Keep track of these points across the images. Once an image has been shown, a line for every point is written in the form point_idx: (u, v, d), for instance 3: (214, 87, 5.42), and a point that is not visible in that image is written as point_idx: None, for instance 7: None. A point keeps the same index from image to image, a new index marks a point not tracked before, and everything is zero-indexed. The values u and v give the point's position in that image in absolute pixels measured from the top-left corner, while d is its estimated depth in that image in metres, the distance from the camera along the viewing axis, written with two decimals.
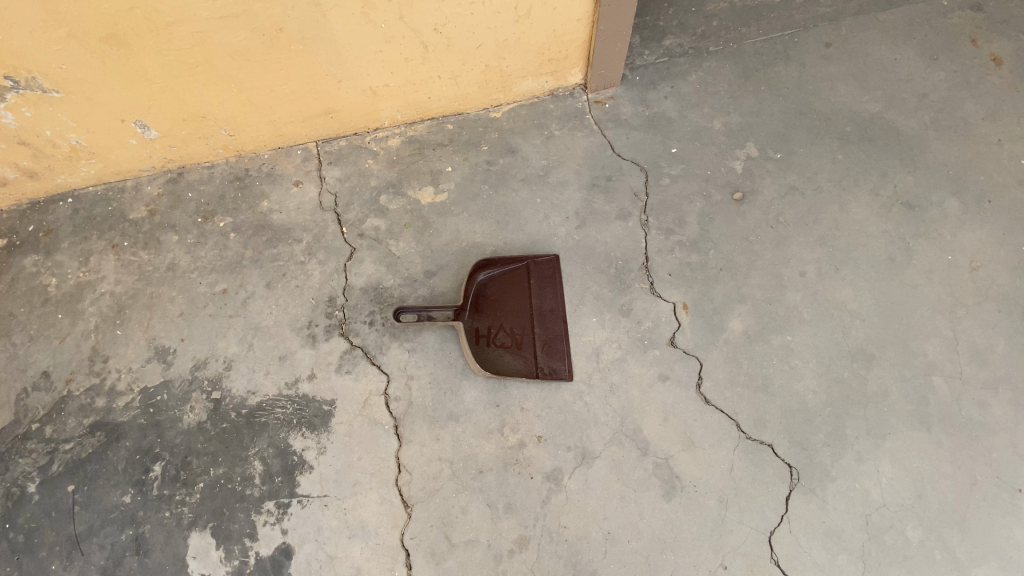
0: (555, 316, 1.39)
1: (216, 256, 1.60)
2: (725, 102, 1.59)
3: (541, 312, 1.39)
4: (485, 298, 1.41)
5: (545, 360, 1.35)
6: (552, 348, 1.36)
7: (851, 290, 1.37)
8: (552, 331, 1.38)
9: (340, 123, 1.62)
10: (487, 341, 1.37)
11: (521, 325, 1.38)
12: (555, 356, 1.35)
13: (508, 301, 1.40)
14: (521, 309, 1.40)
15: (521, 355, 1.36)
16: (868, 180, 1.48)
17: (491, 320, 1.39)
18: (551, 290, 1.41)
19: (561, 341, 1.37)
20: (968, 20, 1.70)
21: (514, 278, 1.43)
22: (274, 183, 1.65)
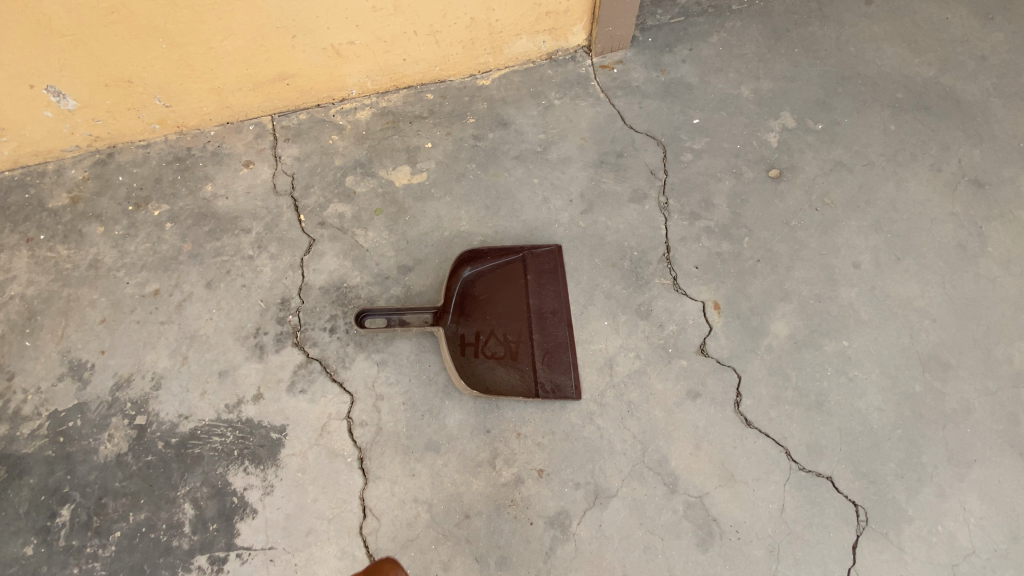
0: (558, 319, 1.13)
1: (148, 251, 1.32)
2: (754, 66, 1.35)
3: (541, 314, 1.13)
4: (473, 298, 1.15)
5: (546, 373, 1.09)
6: (554, 358, 1.10)
7: (917, 285, 1.13)
8: (555, 338, 1.12)
9: (298, 92, 1.36)
10: (475, 351, 1.11)
11: (517, 331, 1.12)
12: (559, 369, 1.10)
13: (500, 301, 1.14)
14: (516, 311, 1.14)
15: (517, 367, 1.10)
16: (927, 155, 1.24)
17: (480, 325, 1.13)
18: (553, 287, 1.16)
19: (566, 349, 1.11)
20: None
21: (508, 273, 1.17)
22: (220, 164, 1.38)
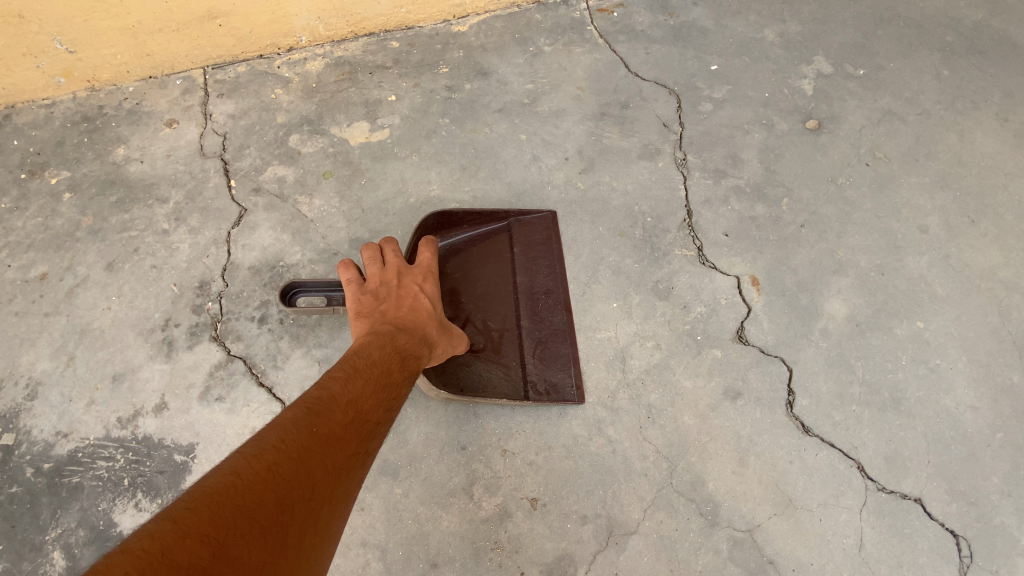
0: (553, 301, 0.88)
1: (38, 227, 1.05)
2: (777, 8, 1.15)
3: (531, 295, 0.88)
4: (443, 275, 0.90)
5: (540, 370, 0.84)
6: (548, 352, 0.85)
7: (1000, 252, 0.90)
8: (551, 324, 0.87)
9: (235, 37, 1.13)
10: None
11: (500, 316, 0.87)
12: (555, 364, 0.85)
13: (479, 279, 0.89)
14: (500, 290, 0.89)
15: (500, 363, 0.84)
16: (990, 103, 1.04)
17: (452, 309, 0.87)
18: (546, 261, 0.91)
19: (564, 339, 0.86)
20: None
21: (489, 245, 0.92)
22: (138, 124, 1.13)
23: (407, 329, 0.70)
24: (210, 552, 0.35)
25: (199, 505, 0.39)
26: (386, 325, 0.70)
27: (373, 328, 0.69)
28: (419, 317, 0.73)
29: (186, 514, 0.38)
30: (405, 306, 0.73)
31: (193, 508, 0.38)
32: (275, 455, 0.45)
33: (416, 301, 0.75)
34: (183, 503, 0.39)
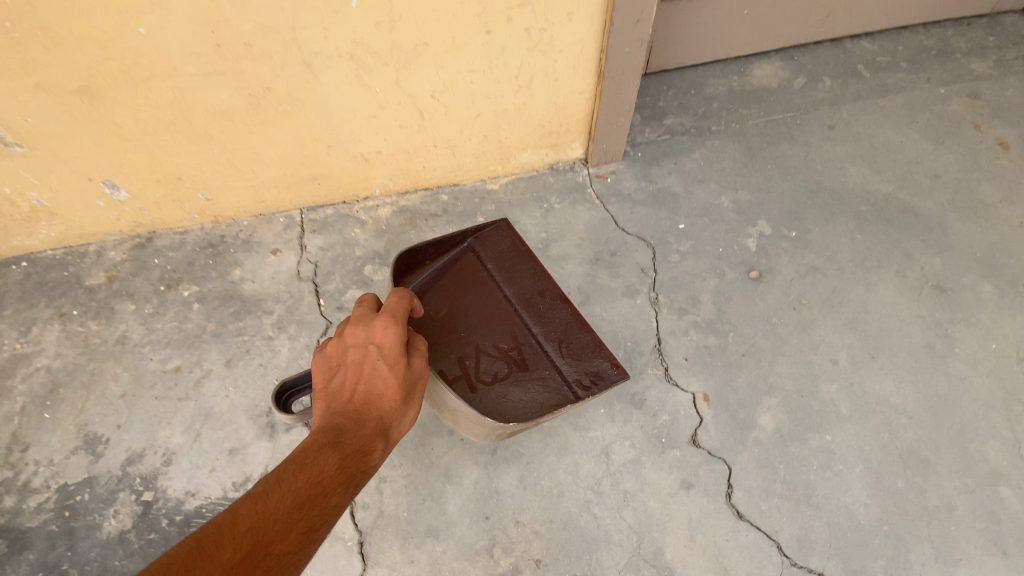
0: (547, 301, 1.27)
1: (174, 329, 1.43)
2: (732, 180, 1.53)
3: (528, 301, 1.28)
4: (434, 321, 1.22)
5: (563, 359, 1.22)
6: (571, 346, 1.23)
7: (892, 382, 1.21)
8: (556, 318, 1.25)
9: (328, 190, 1.52)
10: (481, 376, 1.18)
11: (508, 336, 1.24)
12: (581, 357, 1.22)
13: (475, 313, 1.25)
14: (502, 316, 1.26)
15: (534, 370, 1.22)
16: (893, 262, 1.37)
17: (471, 346, 1.21)
18: (519, 268, 1.29)
19: (574, 328, 1.24)
20: (967, 107, 1.68)
21: (470, 278, 1.29)
22: (250, 252, 1.52)
23: (355, 422, 0.78)
24: None
25: None
26: (338, 416, 0.79)
27: (325, 422, 0.78)
28: (372, 398, 0.81)
29: None
30: (359, 388, 0.82)
31: None
32: None
33: (371, 380, 0.82)
34: None
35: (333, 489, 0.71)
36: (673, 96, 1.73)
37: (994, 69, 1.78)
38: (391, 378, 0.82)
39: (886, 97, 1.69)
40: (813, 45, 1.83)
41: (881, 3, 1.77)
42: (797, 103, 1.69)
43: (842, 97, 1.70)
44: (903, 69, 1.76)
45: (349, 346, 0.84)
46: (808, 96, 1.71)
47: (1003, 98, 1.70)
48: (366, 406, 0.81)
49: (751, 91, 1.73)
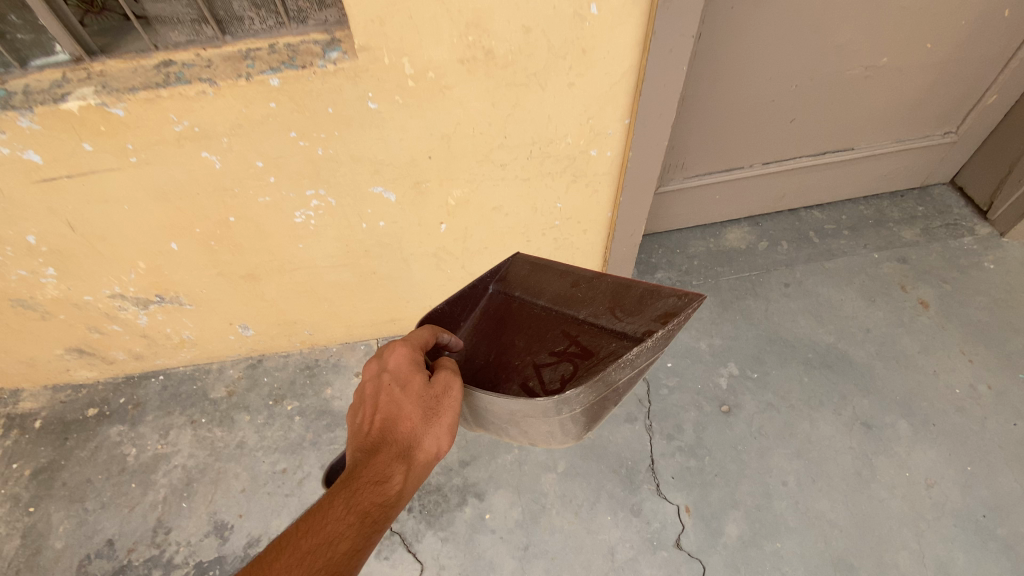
0: (575, 288, 1.30)
1: (280, 437, 1.88)
2: (708, 327, 2.01)
3: (572, 290, 1.30)
4: (483, 367, 1.25)
5: (620, 322, 1.22)
6: (639, 304, 1.18)
7: (827, 500, 1.60)
8: (596, 294, 1.26)
9: (400, 327, 2.03)
10: (550, 382, 1.17)
11: (561, 339, 1.26)
12: (644, 310, 1.18)
13: (521, 339, 1.30)
14: (546, 323, 1.31)
15: (600, 350, 1.20)
16: (831, 401, 1.79)
17: (532, 367, 1.23)
18: (543, 277, 1.35)
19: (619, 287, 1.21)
20: (896, 269, 2.13)
21: (507, 315, 1.35)
22: (339, 374, 2.01)
23: (370, 454, 0.92)
24: None
25: None
26: (359, 450, 0.93)
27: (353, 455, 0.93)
28: (387, 428, 0.94)
29: None
30: (377, 422, 0.96)
31: None
32: None
33: (387, 408, 0.96)
34: None
35: (346, 522, 0.86)
36: (662, 253, 2.26)
37: (920, 236, 2.23)
38: (399, 405, 0.95)
39: (830, 260, 2.18)
40: (774, 213, 2.35)
41: (828, 185, 2.28)
42: (760, 263, 2.19)
43: (796, 259, 2.20)
44: (845, 236, 2.25)
45: (370, 381, 1.00)
46: (769, 257, 2.21)
47: (927, 261, 2.15)
48: (382, 437, 0.94)
49: (724, 251, 2.25)
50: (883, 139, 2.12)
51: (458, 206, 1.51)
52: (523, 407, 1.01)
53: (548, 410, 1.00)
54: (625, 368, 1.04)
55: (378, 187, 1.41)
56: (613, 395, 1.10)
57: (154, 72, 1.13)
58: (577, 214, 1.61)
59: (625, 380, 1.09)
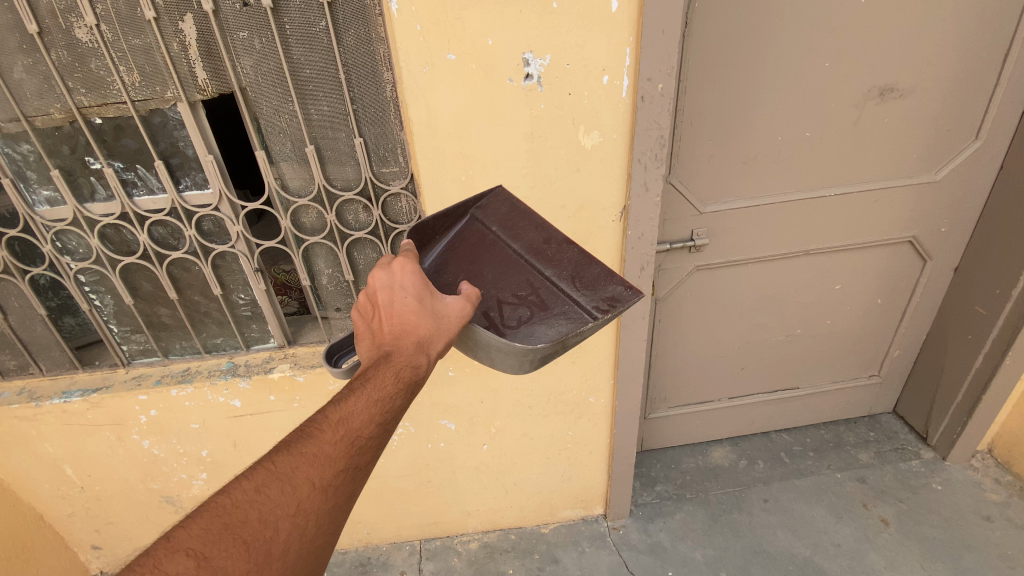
0: (548, 244, 1.46)
1: None
2: (702, 537, 2.38)
3: (541, 247, 1.46)
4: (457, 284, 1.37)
5: (577, 291, 1.43)
6: (603, 279, 1.41)
7: None
8: (563, 258, 1.45)
9: (442, 528, 2.47)
10: (512, 321, 1.34)
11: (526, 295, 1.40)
12: (597, 287, 1.42)
13: (490, 271, 1.41)
14: (517, 266, 1.44)
15: (556, 310, 1.39)
16: None
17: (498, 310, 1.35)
18: (519, 225, 1.47)
19: (583, 264, 1.44)
20: (858, 488, 2.54)
21: (479, 240, 1.47)
22: (386, 570, 2.38)
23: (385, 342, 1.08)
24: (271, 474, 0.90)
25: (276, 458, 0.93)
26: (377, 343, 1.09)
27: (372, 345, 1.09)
28: (394, 326, 1.09)
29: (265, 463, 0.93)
30: (385, 323, 1.11)
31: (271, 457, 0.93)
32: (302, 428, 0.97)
33: (391, 315, 1.11)
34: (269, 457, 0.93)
35: (387, 390, 1.01)
36: (661, 468, 2.75)
37: (875, 458, 2.69)
38: (399, 312, 1.10)
39: (801, 478, 2.62)
40: (750, 435, 2.89)
41: (789, 414, 2.85)
42: (742, 479, 2.65)
43: (772, 476, 2.65)
44: (811, 457, 2.73)
45: (383, 296, 1.12)
46: (749, 474, 2.67)
47: (883, 480, 2.57)
48: (393, 340, 1.07)
49: (710, 468, 2.72)
50: (821, 380, 2.76)
51: (498, 431, 2.14)
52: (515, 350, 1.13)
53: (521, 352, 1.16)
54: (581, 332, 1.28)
55: (445, 419, 2.07)
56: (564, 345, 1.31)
57: None
58: (585, 440, 2.22)
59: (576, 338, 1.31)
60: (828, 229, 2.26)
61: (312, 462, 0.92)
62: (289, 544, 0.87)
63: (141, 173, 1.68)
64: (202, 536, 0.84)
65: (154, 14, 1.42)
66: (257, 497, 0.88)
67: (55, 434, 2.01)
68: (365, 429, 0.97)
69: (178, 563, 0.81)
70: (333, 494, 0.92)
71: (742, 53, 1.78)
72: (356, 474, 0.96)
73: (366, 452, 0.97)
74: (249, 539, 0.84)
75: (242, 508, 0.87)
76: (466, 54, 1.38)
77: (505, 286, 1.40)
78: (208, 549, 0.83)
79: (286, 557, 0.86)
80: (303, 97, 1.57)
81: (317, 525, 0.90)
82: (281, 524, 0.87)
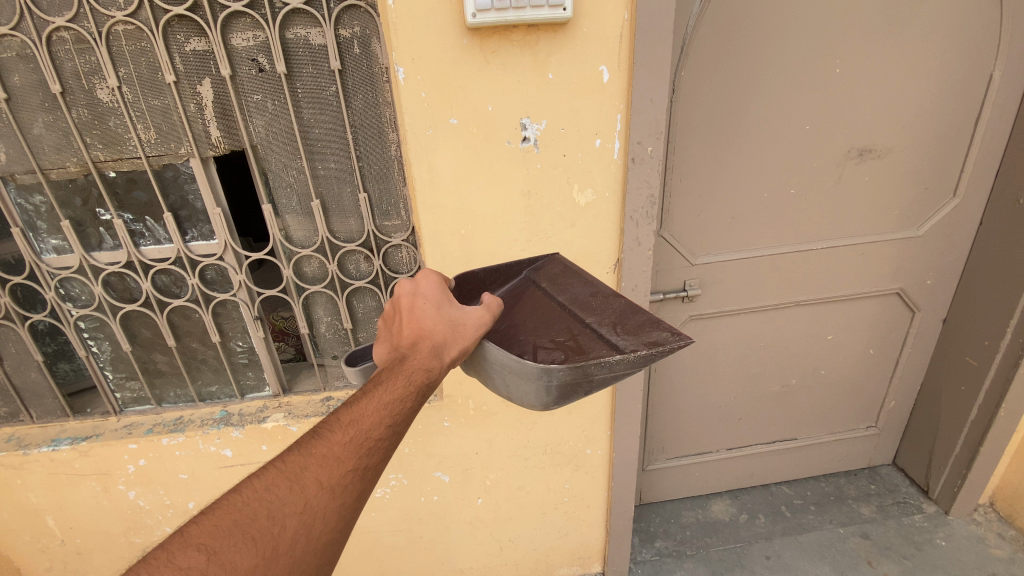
0: (594, 301, 1.39)
1: None
2: None
3: (579, 302, 1.40)
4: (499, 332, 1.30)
5: (617, 337, 1.26)
6: (641, 327, 1.26)
7: None
8: (608, 309, 1.37)
9: None
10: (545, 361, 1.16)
11: (561, 336, 1.29)
12: (638, 334, 1.25)
13: (530, 321, 1.35)
14: (557, 316, 1.37)
15: (592, 352, 1.21)
16: None
17: (531, 344, 1.25)
18: (568, 283, 1.45)
19: (628, 313, 1.32)
20: (862, 544, 2.48)
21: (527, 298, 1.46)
22: None
23: (405, 347, 1.05)
24: (275, 475, 0.89)
25: (279, 460, 0.91)
26: (396, 349, 1.07)
27: (391, 352, 1.07)
28: (416, 330, 1.06)
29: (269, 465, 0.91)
30: (407, 328, 1.09)
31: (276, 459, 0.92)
32: (307, 434, 0.95)
33: (413, 322, 1.08)
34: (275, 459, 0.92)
35: (399, 390, 0.98)
36: (660, 522, 2.68)
37: (877, 512, 2.64)
38: (422, 315, 1.08)
39: (803, 533, 2.56)
40: (749, 489, 2.84)
41: (787, 465, 2.82)
42: (743, 535, 2.58)
43: (774, 532, 2.58)
44: (812, 511, 2.68)
45: (407, 302, 1.12)
46: (751, 529, 2.60)
47: (887, 535, 2.52)
48: (411, 344, 1.04)
49: (711, 522, 2.66)
50: (818, 431, 2.75)
51: (493, 484, 2.10)
52: (519, 362, 1.06)
53: (534, 373, 1.04)
54: (605, 370, 1.05)
55: (439, 471, 2.04)
56: (587, 386, 1.08)
57: (320, 403, 1.96)
58: (582, 494, 2.17)
59: (603, 377, 1.07)
60: (816, 281, 2.31)
61: (320, 463, 0.90)
62: (296, 539, 0.85)
63: (149, 224, 1.72)
64: (213, 532, 0.83)
65: (174, 78, 1.51)
66: (265, 496, 0.86)
67: (39, 483, 1.95)
68: (374, 430, 0.94)
69: (187, 557, 0.80)
70: (342, 494, 0.89)
71: (729, 116, 1.89)
72: (367, 475, 0.93)
73: (376, 452, 0.94)
74: (258, 535, 0.83)
75: (251, 505, 0.85)
76: (466, 119, 1.47)
77: (556, 343, 1.25)
78: (217, 543, 0.82)
79: (295, 552, 0.84)
80: (311, 155, 1.65)
81: (326, 521, 0.87)
82: (289, 520, 0.85)
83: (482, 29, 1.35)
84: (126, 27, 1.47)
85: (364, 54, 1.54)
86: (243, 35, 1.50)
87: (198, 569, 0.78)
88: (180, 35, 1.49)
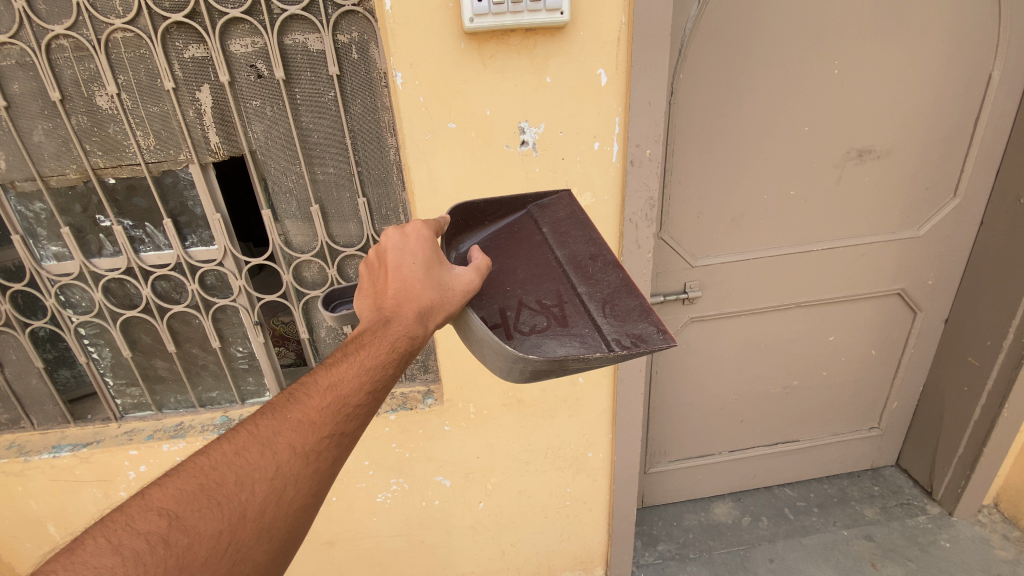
0: (592, 267, 1.35)
1: None
2: None
3: (579, 263, 1.36)
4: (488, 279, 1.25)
5: (603, 318, 1.23)
6: (627, 317, 1.23)
7: None
8: (603, 281, 1.32)
9: None
10: (525, 327, 1.15)
11: (550, 299, 1.25)
12: (625, 322, 1.22)
13: (523, 271, 1.30)
14: (550, 271, 1.32)
15: (574, 328, 1.19)
16: None
17: (516, 301, 1.21)
18: (570, 235, 1.40)
19: (621, 293, 1.29)
20: (866, 546, 2.47)
21: (527, 237, 1.40)
22: None
23: (388, 308, 1.00)
24: (247, 439, 0.86)
25: (252, 424, 0.88)
26: (380, 308, 1.01)
27: (374, 311, 1.01)
28: (401, 292, 1.00)
29: (241, 428, 0.88)
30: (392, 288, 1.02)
31: (249, 422, 0.88)
32: (284, 396, 0.92)
33: (399, 281, 1.02)
34: (247, 422, 0.88)
35: (381, 357, 0.95)
36: (662, 525, 2.67)
37: (881, 514, 2.62)
38: (409, 275, 1.01)
39: (806, 536, 2.55)
40: (751, 491, 2.83)
41: (789, 467, 2.81)
42: (747, 537, 2.56)
43: (777, 534, 2.57)
44: (815, 513, 2.66)
45: (392, 257, 1.05)
46: (754, 532, 2.59)
47: (891, 537, 2.50)
48: (396, 307, 0.99)
49: (713, 525, 2.65)
50: (821, 432, 2.74)
51: (495, 487, 2.09)
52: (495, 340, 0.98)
53: (510, 354, 0.97)
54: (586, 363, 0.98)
55: (440, 476, 2.03)
56: (562, 370, 1.02)
57: None
58: (583, 497, 2.17)
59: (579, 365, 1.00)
60: (817, 282, 2.31)
61: (294, 428, 0.87)
62: (265, 505, 0.82)
63: (149, 230, 1.73)
64: (177, 496, 0.79)
65: (174, 84, 1.52)
66: (235, 460, 0.83)
67: (40, 490, 1.95)
68: (352, 398, 0.91)
69: (147, 522, 0.76)
70: (316, 460, 0.87)
71: (727, 117, 1.89)
72: (343, 442, 0.90)
73: (354, 419, 0.91)
74: (223, 499, 0.80)
75: (220, 468, 0.82)
76: (465, 123, 1.47)
77: (543, 309, 1.21)
78: (182, 507, 0.79)
79: (262, 519, 0.81)
80: (310, 160, 1.65)
81: (297, 489, 0.84)
82: (258, 486, 0.82)
83: (480, 33, 1.35)
84: (125, 34, 1.47)
85: (363, 60, 1.55)
86: (242, 41, 1.50)
87: (161, 535, 0.75)
88: (179, 42, 1.49)
